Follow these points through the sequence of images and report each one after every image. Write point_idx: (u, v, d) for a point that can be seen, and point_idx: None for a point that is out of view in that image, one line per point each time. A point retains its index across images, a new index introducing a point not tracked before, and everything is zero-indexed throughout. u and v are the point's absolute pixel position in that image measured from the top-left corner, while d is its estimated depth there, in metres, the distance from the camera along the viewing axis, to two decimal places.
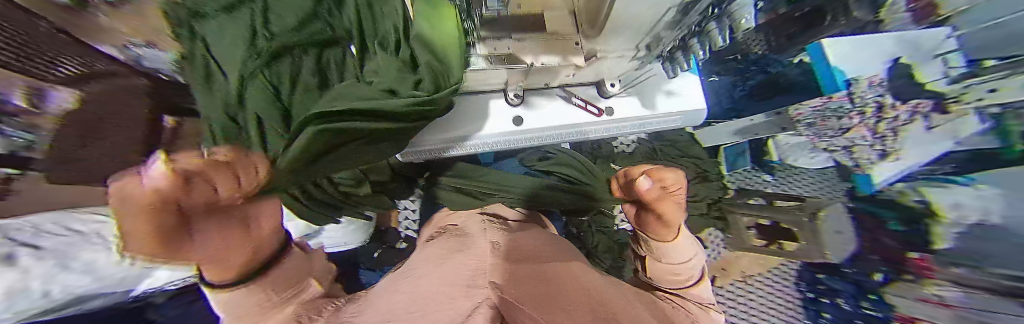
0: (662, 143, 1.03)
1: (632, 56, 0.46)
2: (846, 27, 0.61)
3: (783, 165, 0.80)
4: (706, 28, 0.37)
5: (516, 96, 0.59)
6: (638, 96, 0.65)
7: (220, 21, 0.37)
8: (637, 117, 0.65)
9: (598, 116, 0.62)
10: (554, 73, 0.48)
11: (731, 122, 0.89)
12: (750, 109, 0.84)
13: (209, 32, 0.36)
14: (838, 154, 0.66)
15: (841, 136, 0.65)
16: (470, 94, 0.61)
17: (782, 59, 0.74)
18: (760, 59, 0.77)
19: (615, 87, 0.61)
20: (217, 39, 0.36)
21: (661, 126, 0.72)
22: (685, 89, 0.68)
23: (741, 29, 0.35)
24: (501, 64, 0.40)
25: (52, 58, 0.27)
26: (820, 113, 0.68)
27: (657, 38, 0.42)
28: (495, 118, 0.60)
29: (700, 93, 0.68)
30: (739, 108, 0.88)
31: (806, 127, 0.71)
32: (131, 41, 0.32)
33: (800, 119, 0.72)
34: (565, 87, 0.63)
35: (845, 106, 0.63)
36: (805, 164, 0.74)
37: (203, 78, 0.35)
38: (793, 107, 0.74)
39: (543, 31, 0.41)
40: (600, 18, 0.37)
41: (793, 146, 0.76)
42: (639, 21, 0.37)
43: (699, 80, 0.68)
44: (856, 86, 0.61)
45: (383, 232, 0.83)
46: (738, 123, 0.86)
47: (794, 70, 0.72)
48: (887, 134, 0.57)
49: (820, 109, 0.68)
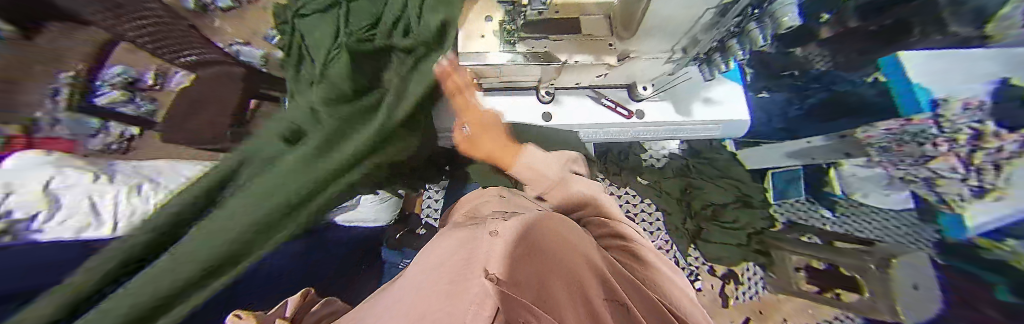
0: (698, 160, 0.95)
1: (667, 58, 0.46)
2: (935, 42, 0.52)
3: (846, 200, 0.74)
4: (745, 28, 0.38)
5: (548, 94, 0.63)
6: (671, 101, 0.63)
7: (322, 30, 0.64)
8: (671, 122, 0.63)
9: (628, 118, 0.62)
10: (588, 72, 0.49)
11: (782, 143, 0.77)
12: (807, 130, 0.74)
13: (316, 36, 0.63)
14: (917, 186, 0.60)
15: (921, 164, 0.57)
16: (501, 90, 0.64)
17: (853, 78, 0.63)
18: (822, 76, 0.68)
19: (648, 90, 0.60)
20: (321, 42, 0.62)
21: (694, 133, 0.68)
22: (725, 99, 0.64)
23: (785, 28, 0.33)
24: (536, 61, 0.42)
25: (173, 48, 0.50)
26: (895, 137, 0.58)
27: (693, 41, 0.42)
28: (525, 112, 0.63)
29: (744, 103, 0.64)
30: (792, 128, 0.77)
31: (879, 152, 0.61)
32: (234, 41, 0.67)
33: (871, 142, 0.62)
34: (595, 88, 0.64)
35: (928, 132, 0.53)
36: (878, 202, 0.68)
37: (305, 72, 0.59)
38: (861, 128, 0.63)
39: (578, 33, 0.42)
40: (634, 21, 0.38)
41: (862, 179, 0.68)
42: (674, 23, 0.37)
43: (743, 89, 0.65)
44: (946, 108, 0.50)
45: (406, 216, 0.85)
46: (794, 145, 0.75)
47: (869, 89, 0.60)
48: (987, 168, 0.49)
49: (894, 132, 0.58)
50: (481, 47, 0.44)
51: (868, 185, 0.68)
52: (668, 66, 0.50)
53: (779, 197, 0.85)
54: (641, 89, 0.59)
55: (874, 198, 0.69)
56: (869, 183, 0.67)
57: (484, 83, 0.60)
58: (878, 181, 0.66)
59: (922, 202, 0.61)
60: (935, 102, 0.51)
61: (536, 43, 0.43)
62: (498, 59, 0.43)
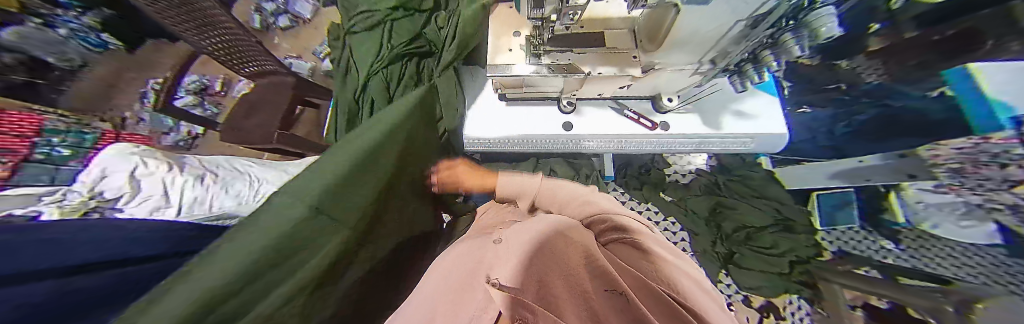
0: (730, 178, 0.89)
1: (694, 70, 0.45)
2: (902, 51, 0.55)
3: (916, 231, 0.62)
4: (780, 39, 0.35)
5: (569, 104, 0.63)
6: (699, 113, 0.61)
7: (362, 34, 0.82)
8: (696, 134, 0.60)
9: (651, 130, 0.60)
10: (613, 82, 0.49)
11: (831, 161, 0.72)
12: (855, 148, 0.67)
13: (355, 39, 0.82)
14: (1004, 214, 0.45)
15: (1008, 190, 0.44)
16: (525, 100, 0.66)
17: (911, 92, 0.53)
18: (874, 90, 0.59)
19: (673, 102, 0.58)
20: (360, 47, 0.80)
21: (727, 148, 0.65)
22: (759, 112, 0.61)
23: (826, 38, 0.31)
24: (559, 72, 0.43)
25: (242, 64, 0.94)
26: (970, 156, 0.47)
27: (722, 53, 0.40)
28: (546, 122, 0.64)
29: (780, 116, 0.60)
30: (839, 146, 0.71)
31: (949, 175, 0.52)
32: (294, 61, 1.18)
33: (939, 162, 0.52)
34: (619, 99, 0.64)
35: (1008, 150, 0.42)
36: (957, 236, 0.54)
37: (363, 76, 0.77)
38: (925, 146, 0.54)
39: (603, 45, 0.43)
40: (660, 34, 0.37)
41: (936, 207, 0.56)
42: (702, 37, 0.36)
43: (778, 100, 0.61)
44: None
45: None
46: (843, 163, 0.70)
47: (932, 104, 0.50)
48: None
49: (968, 151, 0.48)
50: (507, 59, 0.47)
51: (940, 215, 0.56)
52: (695, 78, 0.49)
53: (826, 223, 0.79)
54: (667, 101, 0.58)
55: (951, 232, 0.55)
56: (934, 211, 0.57)
57: (508, 93, 0.63)
58: (954, 209, 0.53)
59: (1014, 235, 0.45)
60: (1019, 119, 0.39)
61: (561, 56, 0.44)
62: (523, 70, 0.45)
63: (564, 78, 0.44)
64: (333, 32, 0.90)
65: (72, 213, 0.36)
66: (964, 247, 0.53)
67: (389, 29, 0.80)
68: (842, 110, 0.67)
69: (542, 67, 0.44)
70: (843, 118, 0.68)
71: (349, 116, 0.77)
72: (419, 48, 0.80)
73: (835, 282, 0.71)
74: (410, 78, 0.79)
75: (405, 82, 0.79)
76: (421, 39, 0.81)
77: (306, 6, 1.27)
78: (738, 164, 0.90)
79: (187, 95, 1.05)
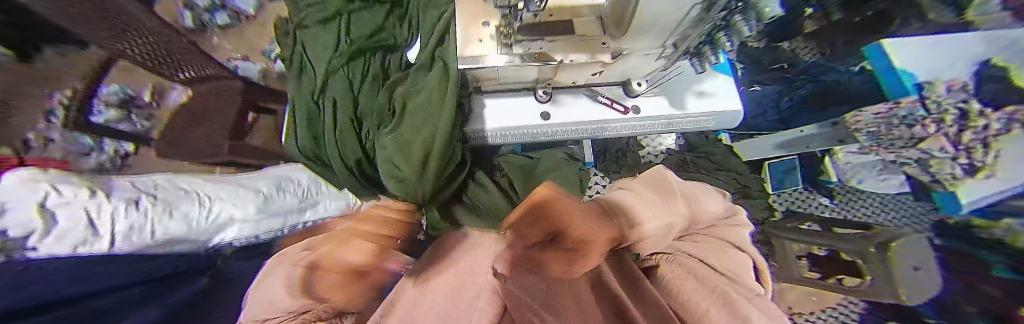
0: (697, 155, 0.96)
1: (659, 53, 0.47)
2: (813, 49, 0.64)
3: (845, 187, 0.73)
4: (733, 22, 0.38)
5: (545, 93, 0.63)
6: (666, 95, 0.64)
7: (315, 30, 0.75)
8: (665, 116, 0.64)
9: (625, 114, 0.63)
10: (581, 70, 0.50)
11: (775, 133, 0.81)
12: (798, 119, 0.76)
13: (307, 36, 0.76)
14: (912, 167, 0.55)
15: (914, 146, 0.52)
16: (502, 93, 0.66)
17: (840, 67, 0.60)
18: (811, 67, 0.66)
19: (642, 86, 0.60)
20: (313, 44, 0.74)
21: (690, 127, 0.70)
22: (716, 91, 0.66)
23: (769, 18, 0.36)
24: (533, 62, 0.43)
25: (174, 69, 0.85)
26: (885, 120, 0.55)
27: (682, 36, 0.42)
28: (526, 112, 0.64)
29: (736, 94, 0.65)
30: (785, 119, 0.80)
31: (868, 136, 0.60)
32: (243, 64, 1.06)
33: (860, 127, 0.61)
34: (592, 86, 0.65)
35: (916, 113, 0.49)
36: (878, 188, 0.65)
37: (322, 73, 0.72)
38: (851, 114, 0.62)
39: (573, 33, 0.43)
40: (625, 19, 0.38)
41: (857, 166, 0.66)
42: (661, 21, 0.37)
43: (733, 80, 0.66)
44: (931, 90, 0.46)
45: None
46: (787, 134, 0.78)
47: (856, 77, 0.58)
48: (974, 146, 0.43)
49: (883, 116, 0.56)
50: (480, 51, 0.46)
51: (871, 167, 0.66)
52: (660, 61, 0.52)
53: (777, 187, 0.86)
54: (636, 86, 0.61)
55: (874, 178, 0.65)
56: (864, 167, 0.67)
57: (482, 86, 0.62)
58: (874, 166, 0.63)
59: (916, 182, 0.56)
60: (919, 85, 0.48)
61: (532, 45, 0.43)
62: (496, 62, 0.45)
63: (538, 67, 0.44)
64: (283, 28, 0.82)
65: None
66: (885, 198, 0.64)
67: (345, 22, 0.75)
68: (785, 86, 0.75)
69: (515, 58, 0.44)
70: (787, 94, 0.76)
71: (310, 118, 0.72)
72: (384, 41, 0.77)
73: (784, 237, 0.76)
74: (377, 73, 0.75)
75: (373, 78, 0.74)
76: (386, 30, 0.78)
77: (248, 2, 1.15)
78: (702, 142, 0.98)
79: (105, 108, 0.73)
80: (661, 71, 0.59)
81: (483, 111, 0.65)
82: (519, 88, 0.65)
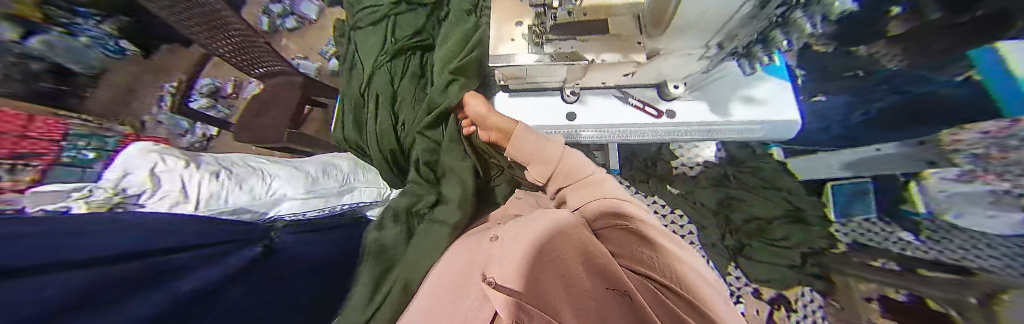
0: (739, 169, 0.89)
1: (702, 54, 0.44)
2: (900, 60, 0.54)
3: (934, 222, 0.59)
4: (790, 18, 0.35)
5: (573, 93, 0.62)
6: (706, 101, 0.60)
7: (365, 30, 0.83)
8: (703, 122, 0.59)
9: (658, 118, 0.60)
10: (614, 70, 0.48)
11: (841, 151, 0.71)
12: (869, 137, 0.65)
13: (358, 35, 0.84)
14: None
15: None
16: (529, 93, 0.66)
17: (935, 78, 0.50)
18: (892, 77, 0.56)
19: (680, 89, 0.57)
20: (361, 43, 0.82)
21: (733, 135, 0.64)
22: (768, 98, 0.59)
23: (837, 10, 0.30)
24: (562, 61, 0.43)
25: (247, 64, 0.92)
26: (994, 141, 0.45)
27: (730, 36, 0.39)
28: (551, 113, 0.64)
29: (792, 104, 0.58)
30: (852, 135, 0.69)
31: (968, 160, 0.49)
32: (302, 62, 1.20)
33: (957, 148, 0.50)
34: (623, 87, 0.63)
35: None
36: (990, 229, 0.50)
37: (368, 68, 0.79)
38: (948, 131, 0.51)
39: (606, 32, 0.42)
40: (665, 19, 0.36)
41: (962, 198, 0.53)
42: (705, 20, 0.35)
43: (790, 88, 0.59)
44: None
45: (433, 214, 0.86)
46: (857, 152, 0.68)
47: (955, 91, 0.48)
48: None
49: (994, 136, 0.45)
50: (510, 50, 0.46)
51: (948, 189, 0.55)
52: (703, 62, 0.48)
53: (842, 215, 0.76)
54: (674, 88, 0.57)
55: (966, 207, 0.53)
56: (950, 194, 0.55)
57: (511, 85, 0.63)
58: (981, 198, 0.49)
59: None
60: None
61: (564, 44, 0.43)
62: (525, 60, 0.45)
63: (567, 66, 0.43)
64: (338, 28, 0.92)
65: (95, 209, 0.35)
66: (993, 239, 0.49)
67: (389, 23, 0.81)
68: (858, 97, 0.65)
69: (545, 57, 0.44)
70: (860, 106, 0.65)
71: (356, 108, 0.78)
72: (424, 39, 0.82)
73: (847, 273, 0.69)
74: (416, 69, 0.80)
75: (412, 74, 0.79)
76: (427, 29, 0.83)
77: (311, 7, 1.30)
78: (749, 155, 0.88)
79: (201, 98, 1.08)
80: (703, 73, 0.54)
81: (510, 110, 0.66)
82: (546, 87, 0.65)
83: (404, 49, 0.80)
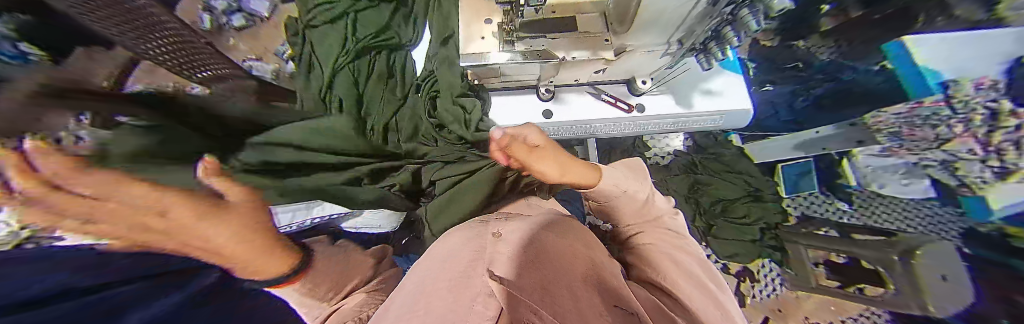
0: (704, 156, 0.94)
1: (664, 51, 0.46)
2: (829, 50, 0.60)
3: (865, 192, 0.70)
4: (739, 14, 0.37)
5: (547, 91, 0.63)
6: (671, 93, 0.63)
7: (321, 28, 0.77)
8: (670, 114, 0.63)
9: (629, 112, 0.62)
10: (584, 67, 0.50)
11: (788, 135, 0.77)
12: (811, 120, 0.72)
13: (313, 33, 0.78)
14: (937, 170, 0.53)
15: (939, 148, 0.51)
16: (503, 91, 0.66)
17: (858, 67, 0.58)
18: (827, 67, 0.63)
19: (647, 84, 0.60)
20: (318, 42, 0.76)
21: (701, 126, 0.69)
22: (726, 89, 0.64)
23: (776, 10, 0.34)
24: (534, 58, 0.43)
25: None
26: (908, 121, 0.53)
27: (689, 31, 0.42)
28: (528, 111, 0.64)
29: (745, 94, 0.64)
30: None
31: (890, 137, 0.58)
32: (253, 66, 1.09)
33: (881, 128, 0.58)
34: (594, 84, 0.64)
35: (942, 113, 0.48)
36: (897, 193, 0.62)
37: (327, 70, 0.73)
38: (870, 115, 0.59)
39: (575, 29, 0.43)
40: (629, 15, 0.38)
41: (876, 170, 0.63)
42: (665, 17, 0.37)
43: (744, 80, 0.64)
44: (957, 88, 0.46)
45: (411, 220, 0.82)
46: (803, 136, 0.74)
47: (874, 78, 0.56)
48: None
49: (907, 116, 0.54)
50: (479, 48, 0.46)
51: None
52: (666, 58, 0.51)
53: (791, 191, 0.85)
54: (641, 83, 0.60)
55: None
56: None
57: (486, 84, 0.63)
58: (896, 171, 0.60)
59: (943, 188, 0.54)
60: (946, 83, 0.47)
61: (534, 42, 0.43)
62: (497, 58, 0.44)
63: (540, 64, 0.43)
64: (288, 26, 0.84)
65: None
66: (907, 203, 0.61)
67: (350, 23, 0.77)
68: (800, 85, 0.71)
69: (517, 55, 0.44)
70: (801, 93, 0.71)
71: None
72: (390, 39, 0.80)
73: (800, 243, 0.78)
74: (385, 69, 0.77)
75: (379, 75, 0.76)
76: (393, 28, 0.81)
77: (262, 5, 1.21)
78: (710, 143, 0.94)
79: None
80: (667, 68, 0.58)
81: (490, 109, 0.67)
82: (519, 85, 0.64)
83: (371, 51, 0.77)
